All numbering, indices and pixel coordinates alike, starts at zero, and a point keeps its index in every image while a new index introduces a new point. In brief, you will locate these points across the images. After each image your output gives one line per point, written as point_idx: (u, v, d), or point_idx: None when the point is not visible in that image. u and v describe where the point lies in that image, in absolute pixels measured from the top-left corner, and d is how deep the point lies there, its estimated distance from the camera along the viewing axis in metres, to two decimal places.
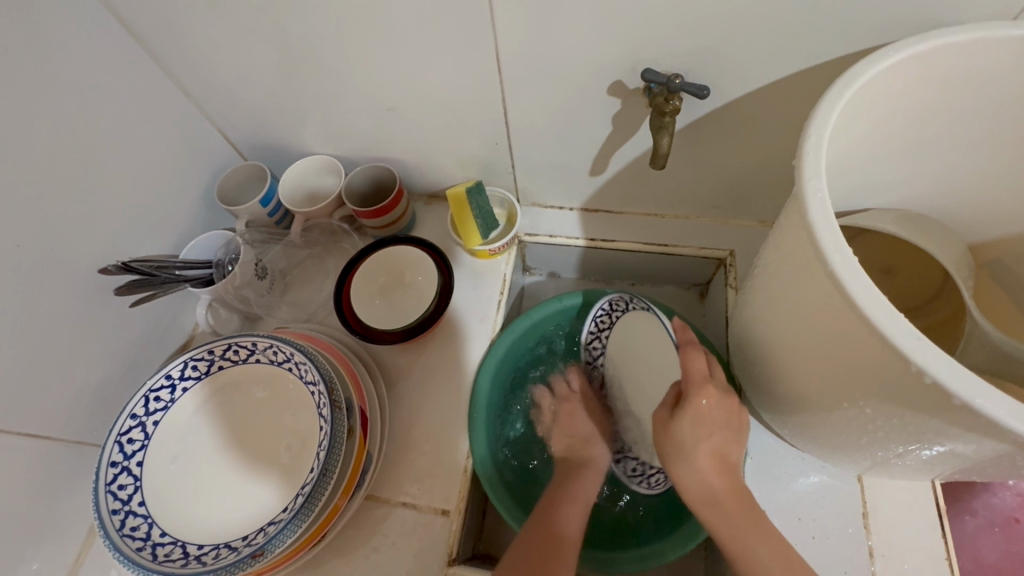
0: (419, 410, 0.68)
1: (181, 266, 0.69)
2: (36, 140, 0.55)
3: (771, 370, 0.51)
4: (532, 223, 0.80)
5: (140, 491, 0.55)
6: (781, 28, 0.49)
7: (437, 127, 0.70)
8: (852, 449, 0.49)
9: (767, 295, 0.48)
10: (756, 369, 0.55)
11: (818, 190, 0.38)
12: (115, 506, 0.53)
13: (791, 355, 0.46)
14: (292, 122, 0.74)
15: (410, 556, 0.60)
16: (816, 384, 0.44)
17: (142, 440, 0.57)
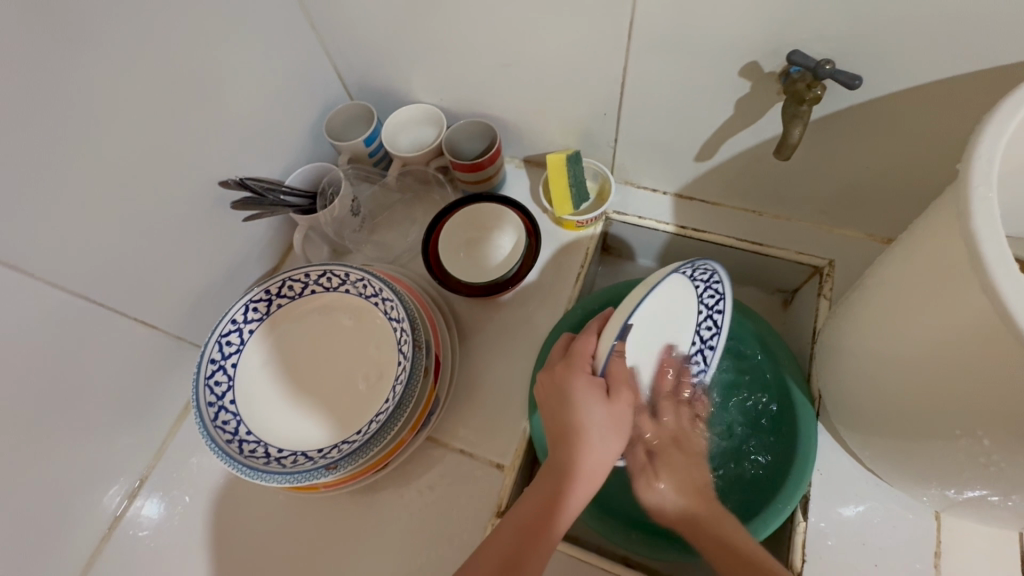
0: (486, 366, 0.69)
1: (286, 192, 0.72)
2: (178, 47, 0.58)
3: (867, 387, 0.49)
4: (623, 202, 0.79)
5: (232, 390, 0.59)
6: (952, 23, 0.45)
7: (547, 88, 0.69)
8: (946, 479, 0.47)
9: (879, 308, 0.46)
10: (846, 384, 0.53)
11: (986, 200, 0.35)
12: (211, 398, 0.57)
13: (902, 373, 0.43)
14: (405, 68, 0.75)
15: (461, 500, 0.63)
16: (927, 407, 0.42)
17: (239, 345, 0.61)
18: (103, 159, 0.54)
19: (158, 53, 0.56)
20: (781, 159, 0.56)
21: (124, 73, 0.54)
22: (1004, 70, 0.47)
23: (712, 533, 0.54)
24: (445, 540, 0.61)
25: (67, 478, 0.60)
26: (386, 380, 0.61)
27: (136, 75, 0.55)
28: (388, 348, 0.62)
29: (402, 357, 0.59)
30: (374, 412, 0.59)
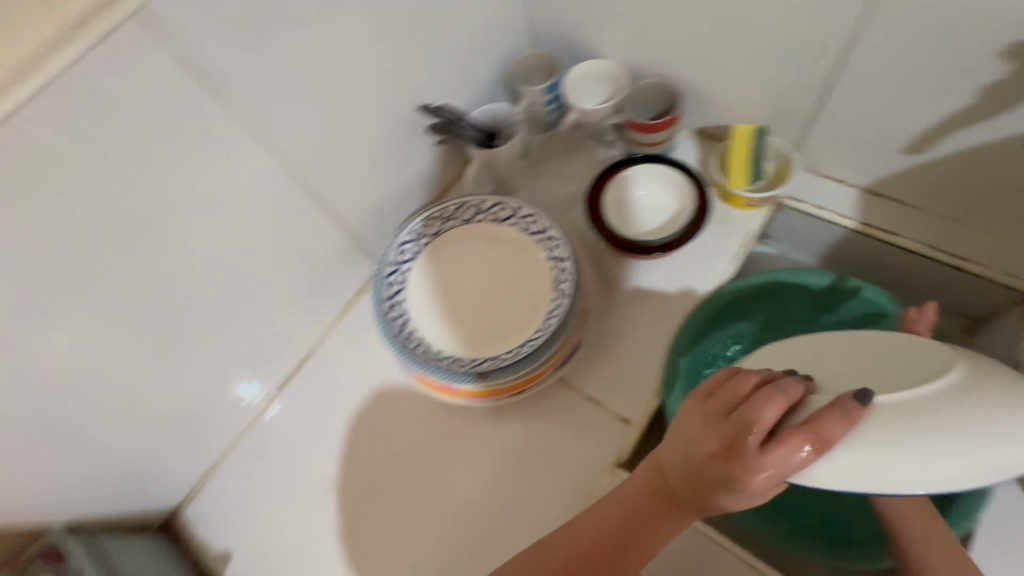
0: (628, 324, 0.70)
1: (469, 125, 0.76)
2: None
3: None
4: (802, 188, 0.74)
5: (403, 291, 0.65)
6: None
7: (762, 52, 0.65)
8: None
9: None
10: None
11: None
12: (387, 295, 0.64)
13: None
14: (603, 21, 0.75)
15: (584, 442, 0.65)
16: None
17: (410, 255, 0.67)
18: (346, 63, 0.60)
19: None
20: None
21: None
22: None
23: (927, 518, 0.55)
24: (564, 475, 0.64)
25: (254, 349, 0.68)
26: (538, 312, 0.64)
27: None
28: (542, 282, 0.65)
29: (559, 294, 0.63)
30: (524, 337, 0.63)
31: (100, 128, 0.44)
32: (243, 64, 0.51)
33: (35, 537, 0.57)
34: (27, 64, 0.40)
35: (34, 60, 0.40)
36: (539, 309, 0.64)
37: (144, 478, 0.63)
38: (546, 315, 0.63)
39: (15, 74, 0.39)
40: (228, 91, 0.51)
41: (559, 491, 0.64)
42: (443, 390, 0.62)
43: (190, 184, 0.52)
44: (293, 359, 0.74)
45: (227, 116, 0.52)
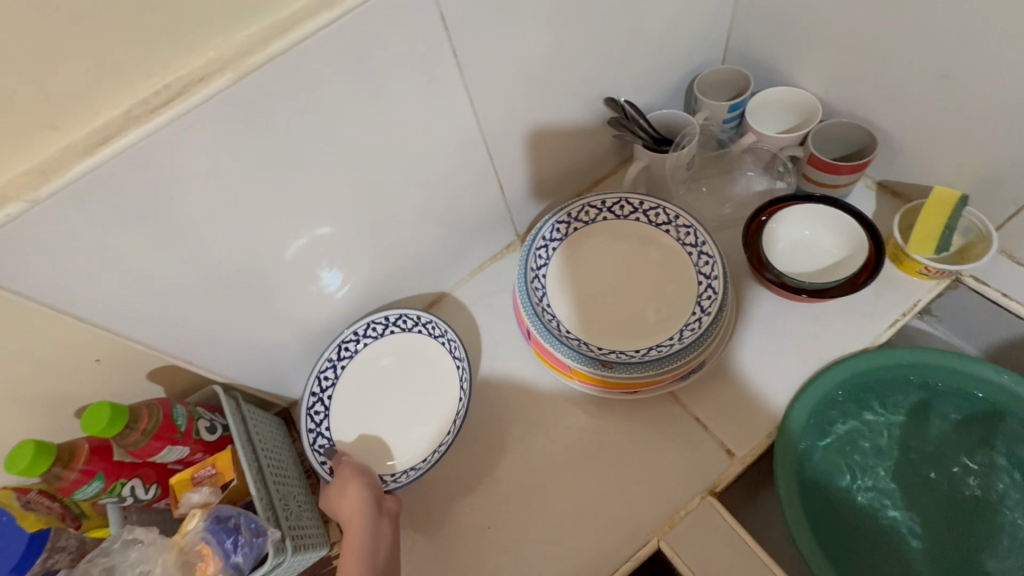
0: (754, 358, 0.68)
1: (643, 126, 0.77)
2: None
3: None
4: (989, 270, 0.67)
5: (326, 418, 0.72)
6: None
7: (992, 116, 0.60)
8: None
9: None
10: None
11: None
12: (310, 426, 0.71)
13: None
14: (811, 51, 0.73)
15: (681, 461, 0.64)
16: None
17: (353, 350, 0.74)
18: (558, 41, 0.63)
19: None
20: None
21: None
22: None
23: None
24: (657, 482, 0.64)
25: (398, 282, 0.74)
26: (674, 321, 0.65)
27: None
28: (685, 294, 0.66)
29: (702, 310, 0.63)
30: (653, 341, 0.64)
31: (363, 59, 0.50)
32: (479, 26, 0.55)
33: (200, 387, 0.67)
34: None
35: None
36: (675, 319, 0.65)
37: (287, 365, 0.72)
38: (683, 328, 0.63)
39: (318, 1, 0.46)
40: (460, 48, 0.56)
41: (647, 497, 0.63)
42: (564, 368, 0.64)
43: (406, 123, 0.57)
44: (424, 298, 0.80)
45: (452, 70, 0.57)
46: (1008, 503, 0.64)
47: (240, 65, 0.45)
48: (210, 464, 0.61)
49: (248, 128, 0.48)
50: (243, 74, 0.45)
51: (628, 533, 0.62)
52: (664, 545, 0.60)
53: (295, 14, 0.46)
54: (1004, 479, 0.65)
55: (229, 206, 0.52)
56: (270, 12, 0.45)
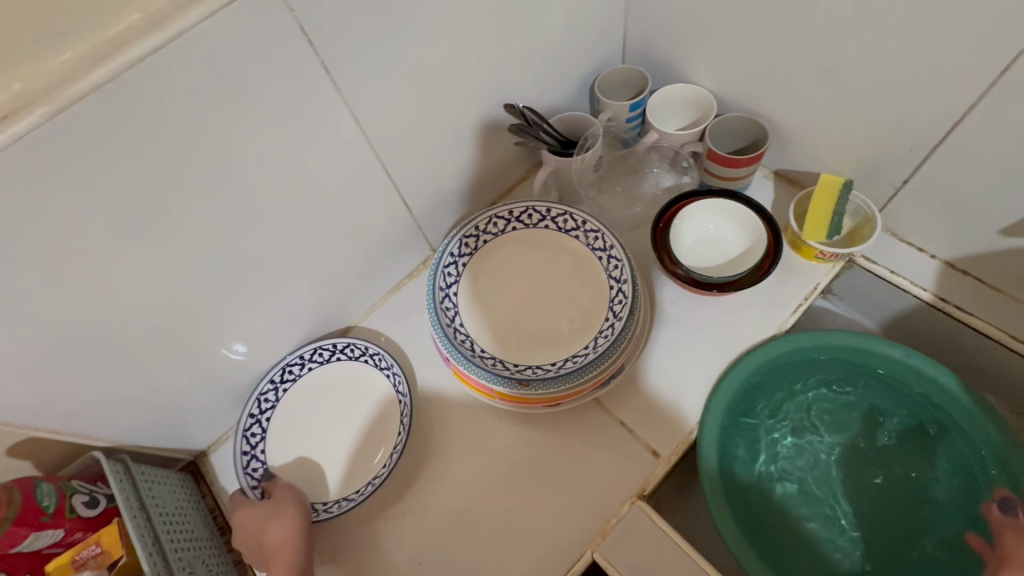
0: (671, 356, 0.68)
1: (547, 130, 0.76)
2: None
3: None
4: (878, 250, 0.71)
5: (264, 441, 0.69)
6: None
7: (865, 105, 0.63)
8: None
9: None
10: None
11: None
12: (245, 448, 0.67)
13: None
14: (701, 48, 0.74)
15: (610, 469, 0.64)
16: None
17: (297, 374, 0.71)
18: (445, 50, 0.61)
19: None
20: None
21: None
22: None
23: None
24: (587, 493, 0.63)
25: (303, 313, 0.70)
26: (588, 329, 0.64)
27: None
28: (597, 301, 0.65)
29: (613, 317, 0.62)
30: (569, 352, 0.63)
31: (214, 82, 0.45)
32: (351, 38, 0.52)
33: (78, 452, 0.60)
34: (162, 10, 0.42)
35: (168, 8, 0.42)
36: (589, 327, 0.64)
37: (184, 415, 0.66)
38: (596, 336, 0.62)
39: (150, 19, 0.41)
40: (332, 63, 0.52)
41: (579, 509, 0.62)
42: (481, 389, 0.62)
43: (279, 147, 0.53)
44: (338, 326, 0.76)
45: (327, 87, 0.53)
46: (923, 481, 0.66)
47: (57, 96, 0.39)
48: (94, 543, 0.54)
49: (79, 165, 0.42)
50: (62, 107, 0.39)
51: (562, 549, 0.60)
52: (598, 557, 0.59)
53: (121, 36, 0.41)
54: (917, 455, 0.68)
55: (73, 253, 0.46)
56: (90, 35, 0.40)
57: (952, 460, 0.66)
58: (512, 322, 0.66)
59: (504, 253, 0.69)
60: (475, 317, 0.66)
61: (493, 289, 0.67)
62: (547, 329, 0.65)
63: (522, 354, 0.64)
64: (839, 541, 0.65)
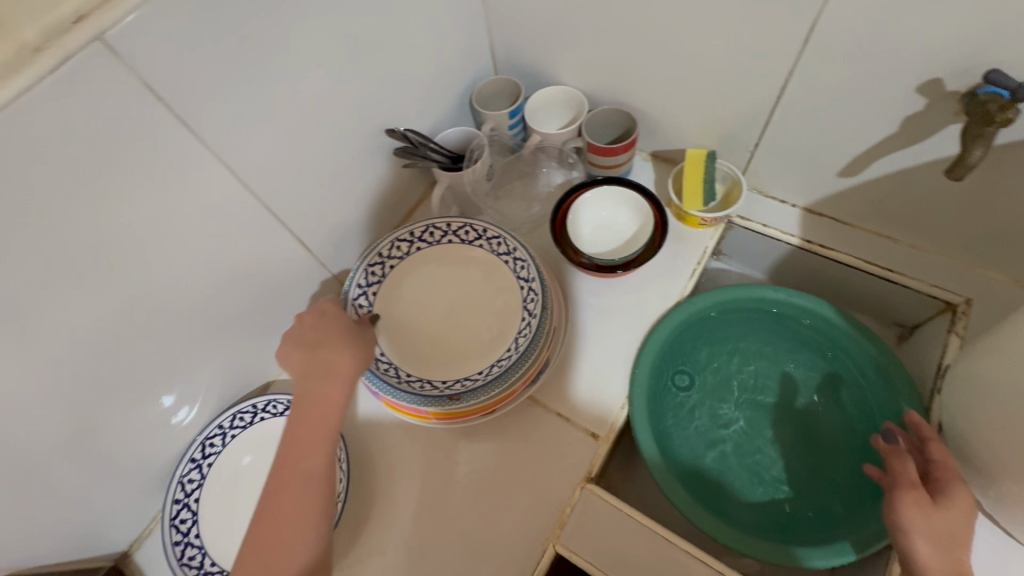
0: (592, 341, 0.72)
1: (434, 150, 0.77)
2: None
3: (988, 442, 0.52)
4: (749, 208, 0.79)
5: (196, 524, 0.65)
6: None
7: (708, 83, 0.70)
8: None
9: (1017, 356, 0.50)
10: (986, 446, 0.52)
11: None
12: (176, 537, 0.63)
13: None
14: (562, 50, 0.79)
15: (556, 461, 0.65)
16: None
17: (220, 446, 0.68)
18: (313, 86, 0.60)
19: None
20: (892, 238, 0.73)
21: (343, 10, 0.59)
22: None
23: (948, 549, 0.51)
24: (538, 491, 0.64)
25: (216, 378, 0.66)
26: (509, 331, 0.65)
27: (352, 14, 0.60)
28: (513, 302, 0.66)
29: (528, 314, 0.64)
30: (494, 357, 0.64)
31: (50, 155, 0.42)
32: (204, 90, 0.49)
33: None
34: None
35: None
36: (509, 329, 0.65)
37: (95, 519, 0.60)
38: (515, 336, 0.64)
39: None
40: (191, 119, 0.50)
41: (533, 508, 0.63)
42: (416, 413, 0.62)
43: (148, 213, 0.50)
44: (258, 383, 0.73)
45: (190, 144, 0.51)
46: (827, 405, 0.73)
47: None
48: None
49: None
50: None
51: (524, 551, 0.61)
52: (560, 549, 0.60)
53: None
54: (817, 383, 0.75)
55: None
56: None
57: (850, 384, 0.73)
58: (428, 340, 0.67)
59: (410, 270, 0.69)
60: (393, 342, 0.66)
61: (404, 308, 0.68)
62: (463, 341, 0.66)
63: (449, 368, 0.65)
64: (768, 479, 0.70)
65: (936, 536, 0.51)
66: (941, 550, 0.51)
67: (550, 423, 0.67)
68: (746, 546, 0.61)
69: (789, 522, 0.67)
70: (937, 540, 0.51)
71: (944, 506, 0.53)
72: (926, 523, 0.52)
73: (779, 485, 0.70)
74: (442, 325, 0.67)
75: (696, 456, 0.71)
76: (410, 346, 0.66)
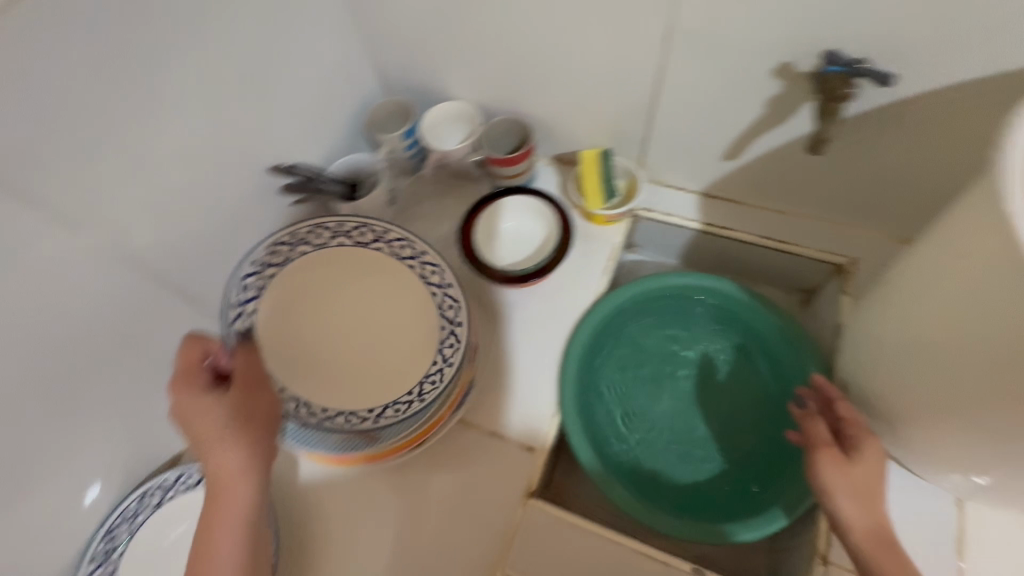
0: (515, 350, 0.72)
1: (327, 179, 0.74)
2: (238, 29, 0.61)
3: (891, 387, 0.54)
4: (650, 199, 0.82)
5: None
6: (1002, 18, 0.47)
7: (587, 85, 0.72)
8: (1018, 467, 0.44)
9: (900, 302, 0.52)
10: (890, 389, 0.54)
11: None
12: None
13: (924, 368, 0.48)
14: (445, 66, 0.79)
15: (494, 481, 0.64)
16: (957, 397, 0.46)
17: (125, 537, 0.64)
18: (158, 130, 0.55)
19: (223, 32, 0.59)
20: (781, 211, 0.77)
21: (186, 47, 0.55)
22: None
23: (870, 507, 0.52)
24: (480, 517, 0.63)
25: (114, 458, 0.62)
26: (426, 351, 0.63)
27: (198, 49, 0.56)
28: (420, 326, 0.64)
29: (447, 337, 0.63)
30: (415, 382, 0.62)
31: None
32: (33, 154, 0.46)
33: None
34: None
35: None
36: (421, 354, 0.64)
37: None
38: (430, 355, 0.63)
39: None
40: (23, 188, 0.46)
41: (477, 535, 0.62)
42: (339, 457, 0.60)
43: None
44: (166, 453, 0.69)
45: (27, 215, 0.47)
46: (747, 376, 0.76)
47: None
48: None
49: None
50: None
51: None
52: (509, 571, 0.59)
53: None
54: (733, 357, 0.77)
55: None
56: None
57: (763, 354, 0.75)
58: (344, 361, 0.66)
59: (306, 291, 0.67)
60: (313, 382, 0.64)
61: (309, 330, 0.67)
62: (380, 355, 0.66)
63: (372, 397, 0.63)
64: (704, 458, 0.72)
65: (856, 490, 0.53)
66: (863, 504, 0.52)
67: (485, 442, 0.67)
68: (689, 531, 0.63)
69: (725, 497, 0.69)
70: (860, 499, 0.53)
71: (861, 463, 0.54)
72: (847, 481, 0.53)
73: (712, 462, 0.72)
74: (357, 342, 0.67)
75: (631, 449, 0.73)
76: (329, 372, 0.65)
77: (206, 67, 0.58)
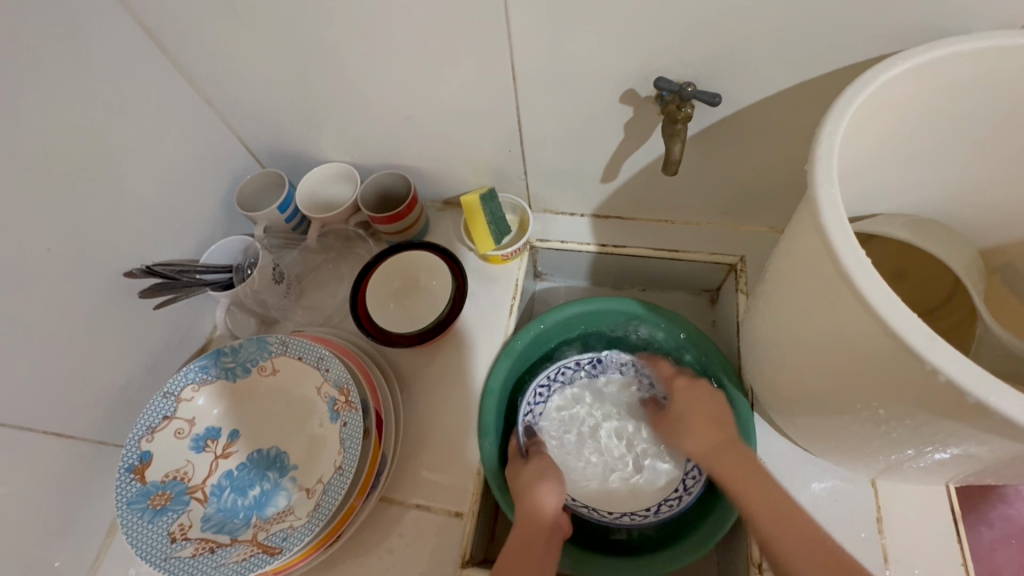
0: (432, 413, 0.69)
1: (201, 269, 0.72)
2: (53, 135, 0.56)
3: (776, 393, 0.55)
4: (544, 228, 0.82)
5: None
6: (805, 27, 0.49)
7: (454, 132, 0.71)
8: (900, 454, 0.46)
9: (764, 315, 0.52)
10: (778, 396, 0.55)
11: (840, 224, 0.38)
12: None
13: (796, 379, 0.49)
14: (312, 132, 0.76)
15: (425, 557, 0.61)
16: (824, 402, 0.46)
17: None
18: None
19: (31, 141, 0.54)
20: (669, 221, 0.79)
21: None
22: (857, 65, 0.52)
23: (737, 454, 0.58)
24: None
25: None
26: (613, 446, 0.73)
27: (8, 167, 0.52)
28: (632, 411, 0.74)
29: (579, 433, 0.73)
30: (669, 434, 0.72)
31: None
32: None
33: None
34: None
35: None
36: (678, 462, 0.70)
37: None
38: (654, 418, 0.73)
39: None
40: None
41: None
42: None
43: None
44: None
45: None
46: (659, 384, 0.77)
47: None
48: None
49: None
50: None
51: None
52: None
53: None
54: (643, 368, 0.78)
55: None
56: None
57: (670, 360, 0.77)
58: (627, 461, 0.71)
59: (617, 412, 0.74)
60: (213, 511, 0.57)
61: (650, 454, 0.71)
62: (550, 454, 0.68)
63: (272, 508, 0.58)
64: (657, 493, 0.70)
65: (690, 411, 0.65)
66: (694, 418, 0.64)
67: (414, 517, 0.63)
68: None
69: (672, 522, 0.68)
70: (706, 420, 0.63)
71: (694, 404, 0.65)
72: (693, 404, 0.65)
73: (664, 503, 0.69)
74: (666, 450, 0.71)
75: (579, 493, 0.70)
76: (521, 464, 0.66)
77: (19, 182, 0.54)
